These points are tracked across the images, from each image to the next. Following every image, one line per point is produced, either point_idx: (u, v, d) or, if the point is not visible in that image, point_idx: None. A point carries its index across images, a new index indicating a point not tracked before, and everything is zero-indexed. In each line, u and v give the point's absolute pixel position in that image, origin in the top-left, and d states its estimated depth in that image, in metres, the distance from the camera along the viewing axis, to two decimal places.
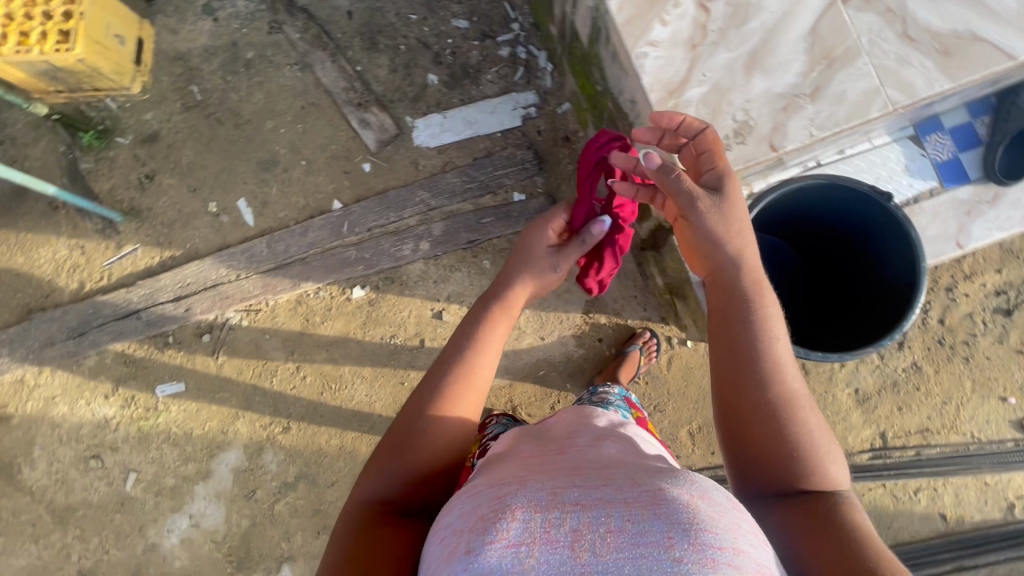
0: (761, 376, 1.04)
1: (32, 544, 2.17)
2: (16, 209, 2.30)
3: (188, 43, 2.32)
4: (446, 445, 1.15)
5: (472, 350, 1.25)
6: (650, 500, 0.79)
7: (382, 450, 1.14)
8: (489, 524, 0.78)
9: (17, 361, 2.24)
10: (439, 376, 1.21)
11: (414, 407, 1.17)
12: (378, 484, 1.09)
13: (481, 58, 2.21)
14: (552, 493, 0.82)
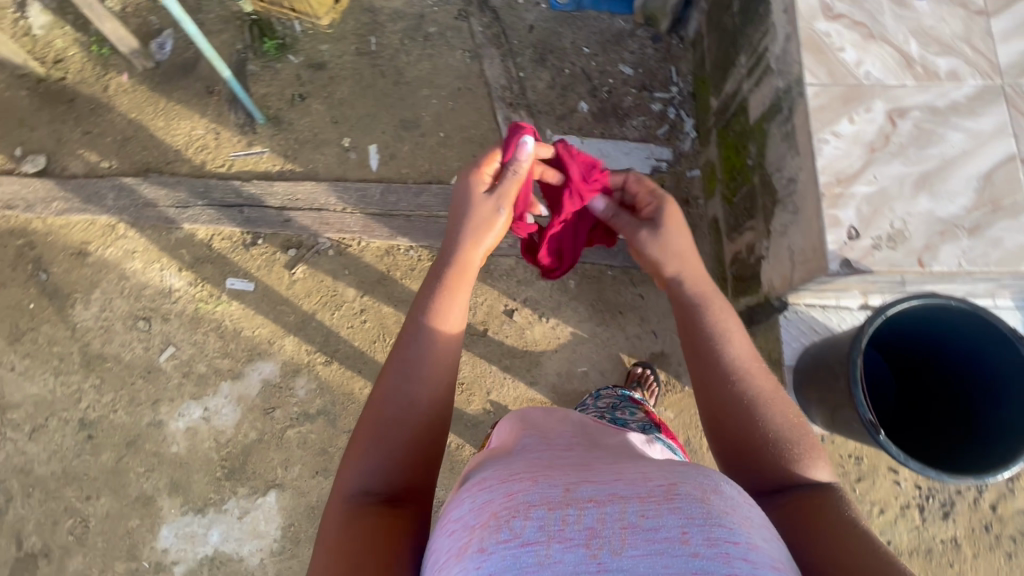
0: (727, 377, 1.11)
1: (52, 377, 2.18)
2: (178, 81, 2.48)
3: (383, 2, 2.53)
4: (417, 419, 1.05)
5: (430, 316, 1.17)
6: (661, 498, 0.72)
7: (356, 444, 1.04)
8: (503, 522, 0.71)
9: (115, 207, 2.33)
10: (402, 356, 1.12)
11: (382, 393, 1.07)
12: (363, 475, 0.99)
13: (633, 104, 2.35)
14: (564, 489, 0.76)
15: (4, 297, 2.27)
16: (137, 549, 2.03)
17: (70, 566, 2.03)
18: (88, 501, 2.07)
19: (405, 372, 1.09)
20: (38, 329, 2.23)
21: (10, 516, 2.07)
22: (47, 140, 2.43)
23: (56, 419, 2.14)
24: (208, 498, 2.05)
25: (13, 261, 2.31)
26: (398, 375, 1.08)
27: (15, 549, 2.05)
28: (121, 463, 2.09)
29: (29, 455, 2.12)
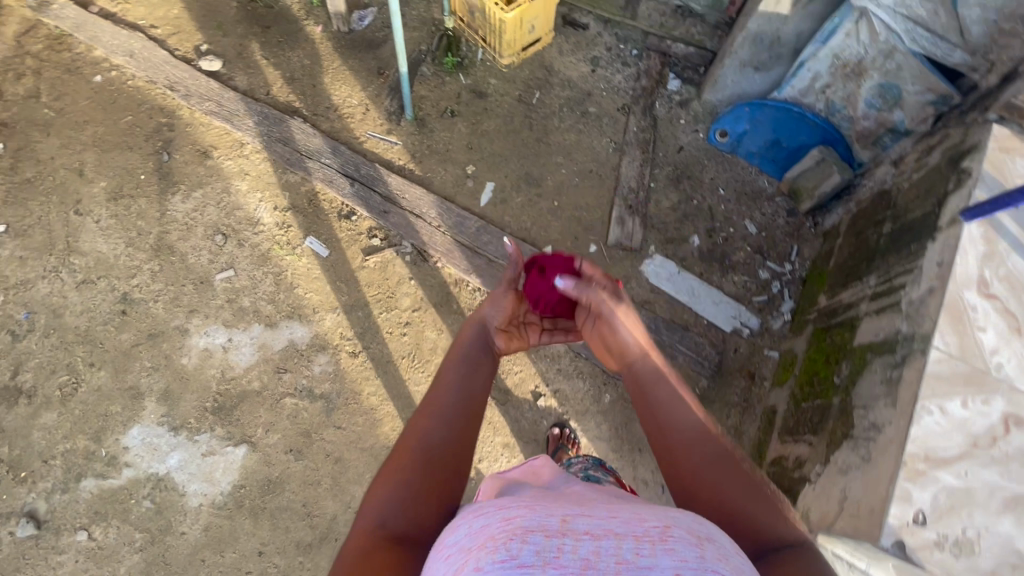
0: (682, 445, 1.05)
1: (126, 245, 2.32)
2: (360, 54, 2.70)
3: (561, 67, 2.68)
4: (438, 454, 1.05)
5: (461, 370, 1.24)
6: (653, 538, 0.70)
7: (379, 480, 1.01)
8: (499, 542, 0.69)
9: (253, 130, 2.50)
10: (431, 399, 1.16)
11: (411, 432, 1.08)
12: (385, 507, 0.96)
13: (742, 261, 2.32)
14: (560, 519, 0.75)
15: (125, 160, 2.46)
16: (102, 435, 2.04)
17: (41, 418, 2.07)
18: (90, 368, 2.13)
19: (438, 412, 1.12)
20: (136, 199, 2.39)
21: (23, 346, 2.16)
22: (230, 49, 2.68)
23: (107, 282, 2.26)
24: (187, 422, 2.05)
25: (149, 133, 2.50)
26: (429, 416, 1.11)
27: (8, 377, 2.12)
28: (135, 350, 2.15)
29: (68, 301, 2.23)
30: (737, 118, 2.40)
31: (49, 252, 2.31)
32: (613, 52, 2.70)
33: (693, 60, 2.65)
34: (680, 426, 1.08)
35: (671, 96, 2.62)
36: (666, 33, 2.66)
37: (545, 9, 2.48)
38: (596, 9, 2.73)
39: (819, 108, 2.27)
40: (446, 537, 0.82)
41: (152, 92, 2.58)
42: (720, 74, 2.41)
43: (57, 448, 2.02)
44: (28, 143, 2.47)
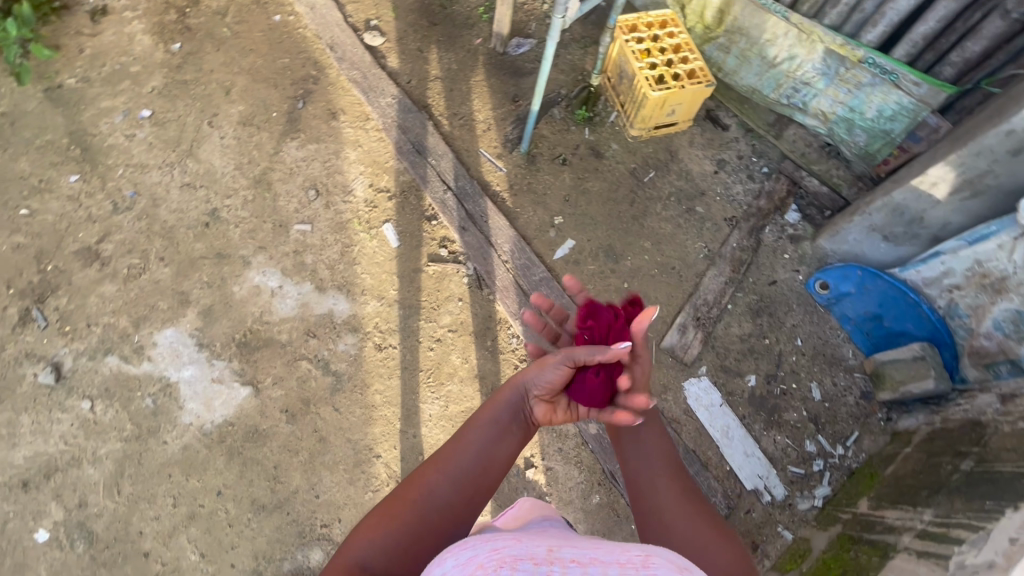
0: (654, 481, 1.17)
1: (235, 167, 2.50)
2: (503, 78, 2.80)
3: (685, 157, 2.63)
4: (438, 508, 1.10)
5: (484, 436, 1.20)
6: (636, 565, 0.76)
7: (376, 517, 1.08)
8: (491, 569, 0.73)
9: (382, 109, 2.64)
10: (447, 455, 1.17)
11: (417, 482, 1.13)
12: (368, 549, 1.02)
13: (792, 423, 2.13)
14: (547, 548, 0.80)
15: (267, 94, 2.68)
16: (142, 323, 2.19)
17: (102, 287, 2.25)
18: (158, 261, 2.30)
19: (444, 471, 1.14)
20: (260, 131, 2.59)
21: (117, 218, 2.38)
22: (394, 32, 2.86)
23: (206, 192, 2.45)
24: (212, 344, 2.16)
25: (296, 79, 2.71)
26: (437, 474, 1.14)
27: (94, 241, 2.34)
28: (200, 261, 2.31)
29: (168, 196, 2.43)
30: (845, 277, 2.28)
31: (173, 148, 2.54)
32: (742, 161, 2.61)
33: (822, 200, 2.50)
34: (645, 461, 1.21)
35: (785, 226, 2.49)
36: (805, 163, 2.54)
37: (692, 100, 2.46)
38: (742, 115, 2.65)
39: (939, 304, 2.13)
40: (433, 568, 0.82)
41: (314, 45, 2.80)
42: (844, 227, 2.27)
43: (102, 318, 2.20)
44: (198, 51, 2.76)
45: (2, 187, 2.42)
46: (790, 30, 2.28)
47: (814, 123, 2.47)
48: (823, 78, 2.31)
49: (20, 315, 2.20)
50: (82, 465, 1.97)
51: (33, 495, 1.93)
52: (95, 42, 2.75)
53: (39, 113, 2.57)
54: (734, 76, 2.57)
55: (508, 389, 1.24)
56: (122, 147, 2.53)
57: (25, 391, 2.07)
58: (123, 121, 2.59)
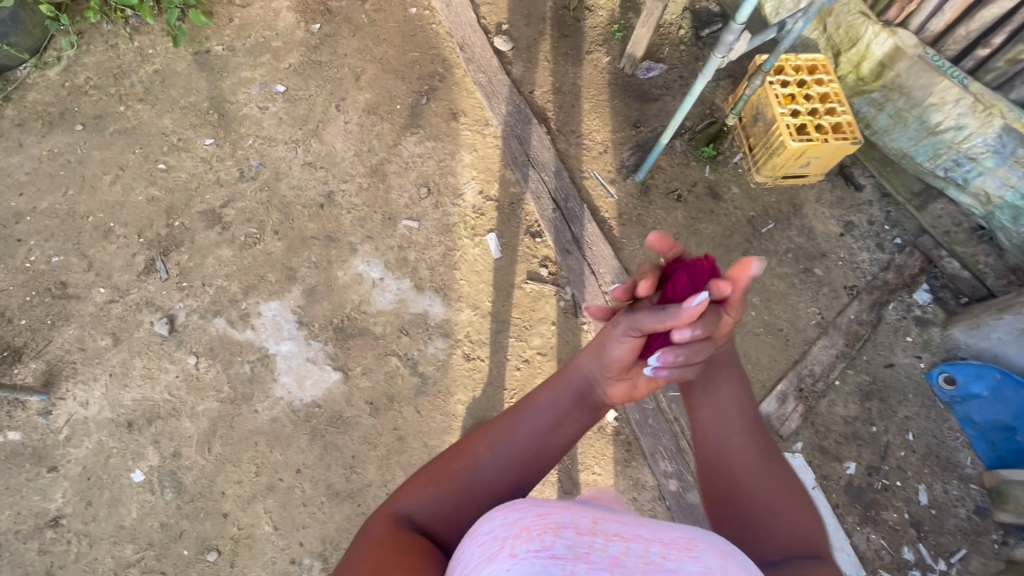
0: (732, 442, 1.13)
1: (354, 153, 2.56)
2: (627, 101, 2.72)
3: (809, 212, 2.47)
4: (482, 481, 1.06)
5: (535, 413, 1.17)
6: (682, 547, 0.75)
7: (429, 473, 1.07)
8: (535, 534, 0.72)
9: (501, 116, 2.62)
10: (497, 430, 1.14)
11: (464, 453, 1.10)
12: (417, 504, 1.01)
13: (889, 523, 1.98)
14: (592, 518, 0.79)
15: (394, 86, 2.72)
16: (250, 292, 2.29)
17: (220, 250, 2.37)
18: (273, 234, 2.40)
19: (495, 445, 1.11)
20: (383, 121, 2.64)
21: (241, 186, 2.49)
22: (523, 39, 2.84)
23: (325, 174, 2.52)
24: (311, 324, 2.23)
25: (423, 75, 2.74)
26: (491, 446, 1.10)
27: (218, 204, 2.46)
28: (311, 241, 2.38)
29: (290, 172, 2.52)
30: (978, 377, 2.11)
31: (300, 126, 2.63)
32: (873, 227, 2.43)
33: (961, 285, 2.29)
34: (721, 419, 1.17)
35: (912, 306, 2.29)
36: (947, 242, 2.32)
37: (832, 154, 2.29)
38: (881, 177, 2.46)
39: None
40: (478, 526, 0.83)
41: (445, 43, 2.83)
42: (990, 323, 2.08)
43: (216, 280, 2.31)
44: (335, 34, 2.84)
45: (145, 140, 2.59)
46: (965, 97, 2.06)
47: (970, 202, 2.21)
48: (995, 156, 2.07)
49: (146, 264, 2.34)
50: (181, 418, 2.09)
51: (134, 437, 2.06)
52: (243, 13, 2.88)
53: (186, 74, 2.73)
54: (884, 136, 2.35)
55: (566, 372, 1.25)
56: (255, 118, 2.65)
57: (141, 337, 2.21)
58: (259, 93, 2.71)
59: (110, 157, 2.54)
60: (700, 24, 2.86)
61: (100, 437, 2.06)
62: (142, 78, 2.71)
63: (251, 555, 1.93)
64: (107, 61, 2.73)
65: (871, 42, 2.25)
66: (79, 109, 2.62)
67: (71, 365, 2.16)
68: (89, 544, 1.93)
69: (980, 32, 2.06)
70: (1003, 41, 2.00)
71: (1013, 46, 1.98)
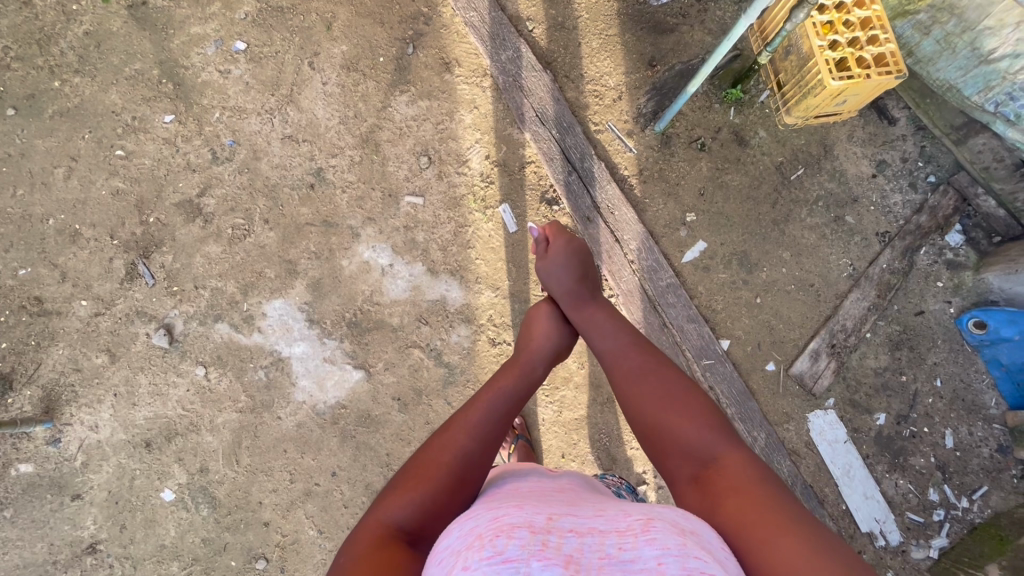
0: (627, 380, 1.28)
1: (340, 121, 2.27)
2: (640, 35, 2.41)
3: (841, 153, 2.29)
4: (466, 470, 1.10)
5: (502, 396, 1.26)
6: (636, 531, 0.83)
7: (408, 478, 1.07)
8: (490, 542, 0.79)
9: (500, 63, 2.30)
10: (471, 417, 1.20)
11: (445, 444, 1.13)
12: (400, 508, 1.01)
13: (916, 468, 2.06)
14: (547, 517, 0.86)
15: (373, 34, 2.35)
16: (249, 291, 2.11)
17: (207, 247, 2.14)
18: (263, 224, 2.16)
19: (471, 432, 1.16)
20: (367, 79, 2.31)
21: (218, 170, 2.21)
22: None
23: (310, 148, 2.24)
24: (323, 321, 2.08)
25: (405, 17, 2.37)
26: (465, 435, 1.15)
27: (195, 193, 2.19)
28: (307, 228, 2.16)
29: (270, 149, 2.24)
30: (1011, 322, 2.05)
31: (272, 91, 2.29)
32: (907, 164, 2.28)
33: (994, 224, 2.20)
34: (615, 363, 1.34)
35: (944, 249, 2.22)
36: (984, 178, 2.20)
37: (871, 92, 2.07)
38: (917, 109, 2.26)
39: None
40: (442, 540, 0.89)
41: None
42: None
43: (209, 281, 2.11)
44: None
45: (93, 121, 2.24)
46: None
47: (1018, 138, 2.00)
48: None
49: (127, 269, 2.12)
50: (201, 432, 2.00)
51: (156, 456, 1.99)
52: None
53: (125, 35, 2.31)
54: (928, 65, 2.14)
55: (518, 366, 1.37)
56: (217, 85, 2.29)
57: (139, 351, 2.05)
58: (216, 52, 2.32)
59: (57, 146, 2.21)
60: None
61: (120, 460, 2.00)
62: (73, 42, 2.29)
63: (300, 558, 1.97)
64: (23, 23, 2.28)
65: None
66: (6, 88, 2.24)
67: (71, 389, 2.03)
68: (133, 565, 1.97)
69: None
70: None
71: None
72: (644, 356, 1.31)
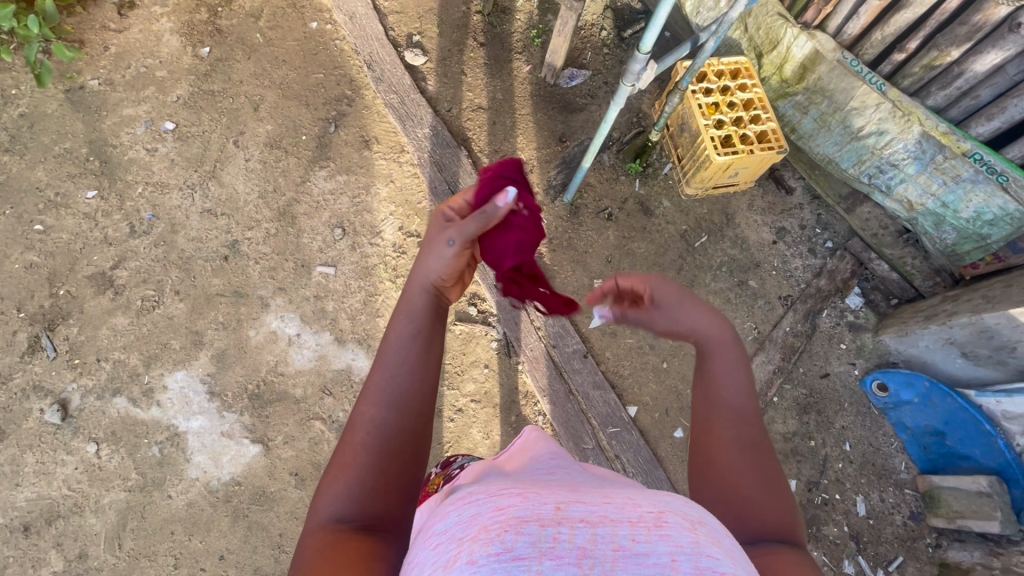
0: (707, 407, 0.97)
1: (259, 195, 2.35)
2: (552, 114, 2.57)
3: (742, 221, 2.39)
4: (390, 438, 0.88)
5: (404, 339, 0.96)
6: (651, 524, 0.59)
7: (332, 470, 0.86)
8: (493, 535, 0.56)
9: (417, 140, 2.43)
10: (378, 377, 0.93)
11: (353, 422, 0.89)
12: (338, 505, 0.81)
13: (830, 539, 2.00)
14: (554, 506, 0.61)
15: (298, 114, 2.49)
16: (152, 363, 2.09)
17: (114, 319, 2.15)
18: (173, 295, 2.18)
19: (379, 392, 0.91)
20: (288, 156, 2.41)
21: (133, 244, 2.25)
22: (437, 50, 2.63)
23: (227, 222, 2.30)
24: (223, 394, 2.06)
25: (329, 99, 2.52)
26: (372, 401, 0.90)
27: (108, 266, 2.22)
28: (216, 299, 2.18)
29: (188, 222, 2.30)
30: (909, 384, 2.06)
31: (195, 168, 2.39)
32: (805, 232, 2.37)
33: (890, 287, 2.27)
34: (704, 388, 0.99)
35: (845, 312, 2.26)
36: (876, 244, 2.29)
37: (758, 165, 2.20)
38: (810, 179, 2.39)
39: (1018, 442, 1.91)
40: (435, 524, 0.67)
41: (351, 60, 2.60)
42: (916, 332, 2.02)
43: (112, 353, 2.10)
44: (228, 58, 2.57)
45: (17, 197, 2.30)
46: (884, 102, 1.96)
47: (894, 208, 2.12)
48: (916, 162, 1.97)
49: (29, 343, 2.11)
50: (86, 514, 1.93)
51: (34, 541, 1.91)
52: (120, 39, 2.57)
53: (59, 116, 2.43)
54: (809, 141, 2.27)
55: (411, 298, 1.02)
56: (143, 162, 2.39)
57: (31, 428, 2.01)
58: (145, 132, 2.44)
59: None
60: (623, 24, 2.72)
61: None
62: (7, 123, 2.40)
63: None
64: None
65: (791, 45, 2.14)
66: None
67: None
68: None
69: (896, 35, 1.94)
70: (917, 46, 1.89)
71: (927, 52, 1.85)
72: (755, 410, 0.96)
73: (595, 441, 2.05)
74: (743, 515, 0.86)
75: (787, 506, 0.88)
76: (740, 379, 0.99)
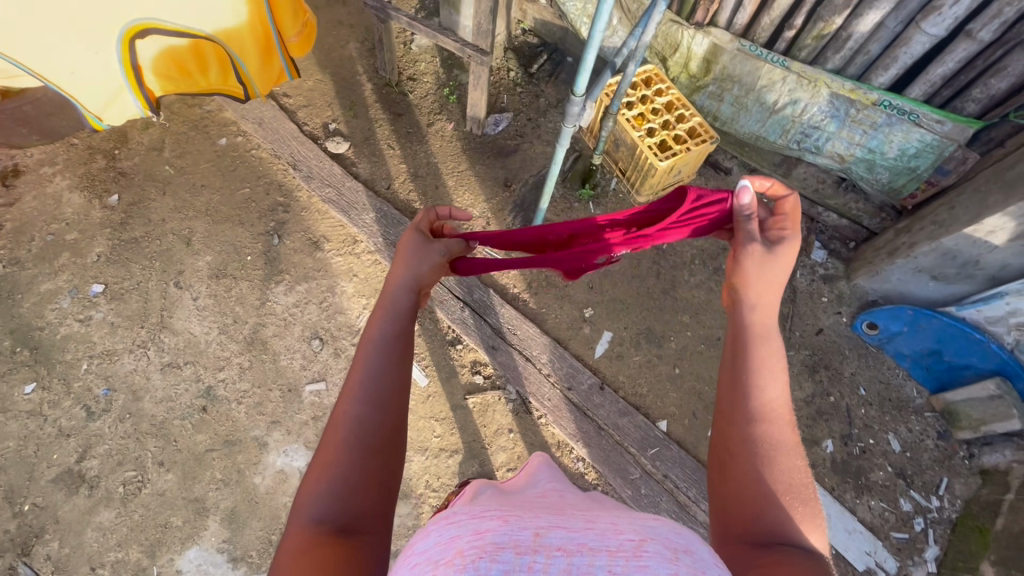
0: (731, 400, 0.97)
1: (220, 330, 2.19)
2: (490, 161, 2.59)
3: None
4: (376, 438, 0.86)
5: (385, 342, 0.95)
6: (627, 553, 0.56)
7: (313, 467, 0.84)
8: (467, 560, 0.54)
9: (367, 226, 2.37)
10: (359, 377, 0.91)
11: (335, 419, 0.87)
12: (319, 503, 0.79)
13: (880, 484, 2.07)
14: (533, 531, 0.60)
15: (235, 236, 2.36)
16: (157, 550, 1.88)
17: (97, 516, 1.92)
18: (157, 468, 1.98)
19: (362, 393, 0.89)
20: (239, 281, 2.28)
21: (95, 426, 2.03)
22: (357, 132, 2.59)
23: (193, 369, 2.13)
24: (247, 555, 1.89)
25: (263, 211, 2.41)
26: (357, 400, 0.88)
27: (73, 460, 1.99)
28: (208, 456, 2.00)
29: (150, 384, 2.10)
30: (894, 317, 2.17)
31: (141, 324, 2.20)
32: None
33: (844, 233, 2.43)
34: (731, 382, 0.99)
35: (815, 267, 2.38)
36: (820, 199, 2.41)
37: (698, 158, 2.29)
38: (742, 156, 2.52)
39: (1007, 340, 2.04)
40: (414, 542, 0.66)
41: (274, 165, 2.50)
42: (886, 269, 2.17)
43: (107, 557, 1.87)
44: (142, 199, 2.41)
45: None
46: (789, 74, 2.13)
47: (828, 163, 2.24)
48: (834, 120, 2.13)
49: None
50: None
51: None
52: (14, 212, 2.35)
53: None
54: (733, 124, 2.36)
55: (388, 296, 1.02)
56: (79, 335, 2.17)
57: None
58: (72, 302, 2.22)
59: None
60: (526, 60, 2.81)
61: None
62: None
63: None
64: None
65: (690, 44, 2.28)
66: None
67: None
68: None
69: (781, 16, 2.11)
70: (803, 21, 2.07)
71: (814, 24, 2.03)
72: (781, 412, 0.95)
73: (641, 469, 2.02)
74: (751, 512, 0.86)
75: (796, 504, 0.87)
76: (765, 370, 0.97)
